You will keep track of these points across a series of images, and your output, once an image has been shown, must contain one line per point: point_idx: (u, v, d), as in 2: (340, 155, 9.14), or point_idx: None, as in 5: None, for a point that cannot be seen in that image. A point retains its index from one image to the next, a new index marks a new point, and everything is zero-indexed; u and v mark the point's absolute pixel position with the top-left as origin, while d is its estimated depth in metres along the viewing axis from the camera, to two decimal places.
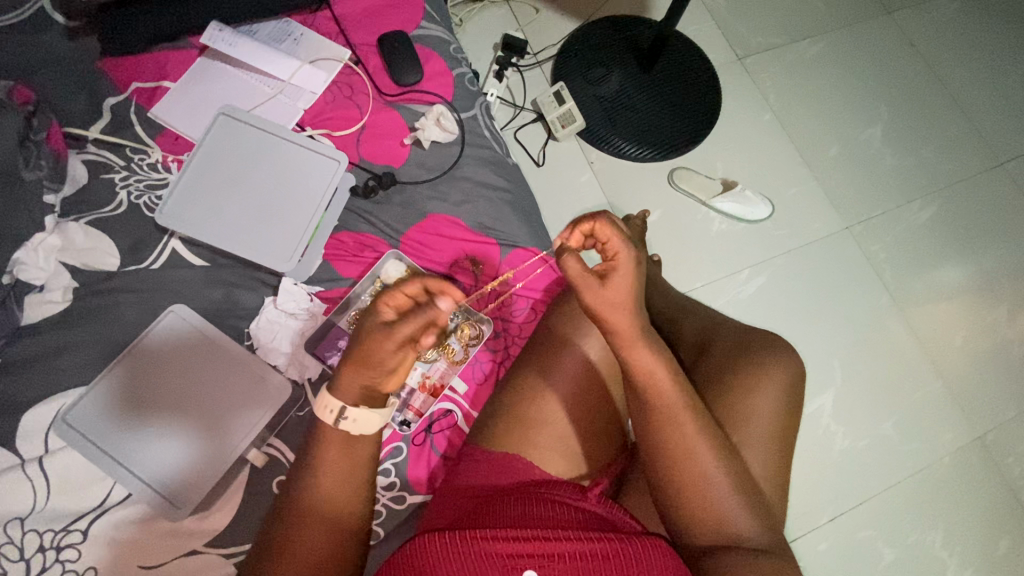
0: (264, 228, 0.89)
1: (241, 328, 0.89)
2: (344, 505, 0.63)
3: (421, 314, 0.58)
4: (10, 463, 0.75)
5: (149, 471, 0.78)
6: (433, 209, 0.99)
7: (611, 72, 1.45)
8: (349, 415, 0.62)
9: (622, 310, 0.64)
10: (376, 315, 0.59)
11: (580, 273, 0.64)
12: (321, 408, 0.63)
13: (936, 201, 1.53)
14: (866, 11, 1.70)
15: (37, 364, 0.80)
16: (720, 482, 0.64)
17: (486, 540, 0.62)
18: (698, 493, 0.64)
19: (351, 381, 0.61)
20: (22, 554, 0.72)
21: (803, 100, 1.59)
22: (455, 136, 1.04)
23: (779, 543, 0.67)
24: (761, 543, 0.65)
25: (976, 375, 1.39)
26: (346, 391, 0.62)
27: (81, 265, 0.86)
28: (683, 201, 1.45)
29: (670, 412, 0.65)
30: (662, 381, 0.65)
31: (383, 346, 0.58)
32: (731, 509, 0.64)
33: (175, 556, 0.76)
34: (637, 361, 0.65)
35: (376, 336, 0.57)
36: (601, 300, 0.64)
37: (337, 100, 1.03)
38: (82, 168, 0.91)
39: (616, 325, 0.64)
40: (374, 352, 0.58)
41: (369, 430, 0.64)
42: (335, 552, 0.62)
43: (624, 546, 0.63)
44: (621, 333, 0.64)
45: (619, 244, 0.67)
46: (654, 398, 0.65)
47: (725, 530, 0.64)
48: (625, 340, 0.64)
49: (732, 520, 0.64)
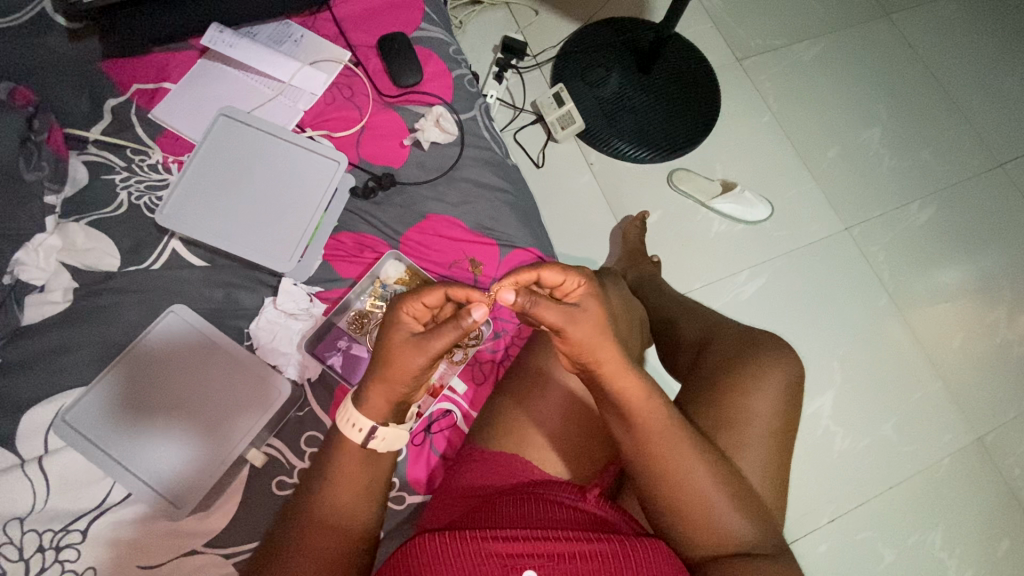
0: (265, 229, 0.89)
1: (241, 328, 0.89)
2: (353, 511, 0.64)
3: (455, 324, 0.57)
4: (11, 463, 0.76)
5: (149, 472, 0.78)
6: (432, 210, 1.00)
7: (610, 74, 1.45)
8: (379, 435, 0.63)
9: (605, 348, 0.61)
10: (402, 327, 0.60)
11: (560, 319, 0.59)
12: (346, 425, 0.63)
13: (935, 202, 1.54)
14: (865, 12, 1.71)
15: (37, 363, 0.80)
16: (712, 488, 0.65)
17: (484, 540, 0.62)
18: (690, 498, 0.64)
19: (379, 401, 0.62)
20: (22, 554, 0.72)
21: (802, 101, 1.59)
22: (454, 137, 1.04)
23: (776, 546, 0.67)
24: (757, 549, 0.65)
25: (975, 376, 1.39)
26: (374, 409, 0.62)
27: (81, 265, 0.87)
28: (683, 203, 1.46)
29: (659, 437, 0.65)
30: (646, 406, 0.65)
31: (416, 362, 0.58)
32: (725, 512, 0.64)
33: (174, 556, 0.76)
34: (624, 390, 0.64)
35: (404, 351, 0.58)
36: (588, 339, 0.60)
37: (337, 101, 1.03)
38: (82, 169, 0.92)
39: (603, 361, 0.62)
40: (407, 371, 0.59)
41: (396, 446, 0.65)
42: (338, 559, 0.62)
43: (623, 547, 0.63)
44: (609, 366, 0.62)
45: (581, 280, 0.62)
46: (639, 421, 0.65)
47: (720, 536, 0.64)
48: (614, 373, 0.63)
49: (729, 523, 0.64)
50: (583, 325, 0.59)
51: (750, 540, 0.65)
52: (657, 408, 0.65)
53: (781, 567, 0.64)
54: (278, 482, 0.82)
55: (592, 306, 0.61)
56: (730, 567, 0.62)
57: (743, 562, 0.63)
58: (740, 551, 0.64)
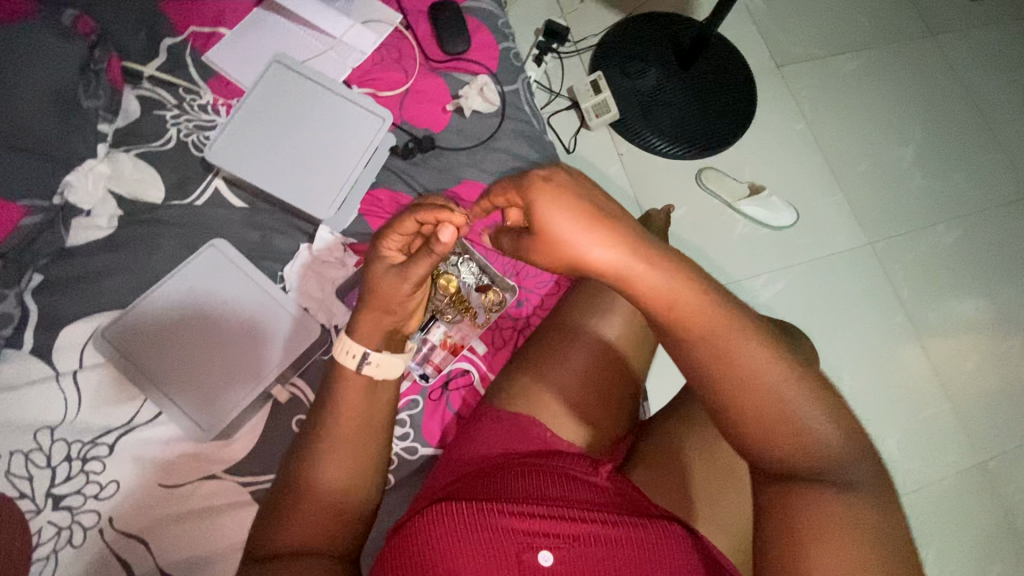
0: (306, 176, 0.91)
1: (273, 270, 0.91)
2: (364, 450, 0.67)
3: (429, 250, 0.62)
4: (45, 375, 0.79)
5: (181, 396, 0.80)
6: (467, 176, 1.01)
7: (649, 67, 1.46)
8: (371, 361, 0.66)
9: (589, 248, 0.50)
10: (382, 260, 0.65)
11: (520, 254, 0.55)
12: (342, 355, 0.67)
13: (961, 225, 1.53)
14: (908, 30, 1.70)
15: (81, 284, 0.84)
16: (779, 374, 0.52)
17: (501, 515, 0.65)
18: (759, 392, 0.51)
19: (369, 328, 0.66)
20: (49, 462, 0.75)
21: (836, 113, 1.60)
22: (495, 108, 1.06)
23: (868, 476, 0.51)
24: (849, 473, 0.51)
25: (983, 401, 1.39)
26: (370, 334, 0.66)
27: (127, 194, 0.89)
28: (708, 202, 1.47)
29: (702, 339, 0.52)
30: (681, 302, 0.52)
31: (398, 289, 0.63)
32: (799, 407, 0.51)
33: (194, 479, 0.79)
34: (646, 290, 0.52)
35: (390, 279, 0.63)
36: (581, 249, 0.50)
37: (385, 61, 1.04)
38: (135, 104, 0.94)
39: (602, 261, 0.51)
40: (392, 298, 0.64)
41: (394, 373, 0.68)
42: (351, 493, 0.65)
43: (636, 532, 0.65)
44: (610, 269, 0.51)
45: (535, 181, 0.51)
46: (670, 315, 0.52)
47: (801, 437, 0.51)
48: (622, 273, 0.51)
49: (808, 424, 0.51)
50: (549, 255, 0.52)
51: (837, 446, 0.51)
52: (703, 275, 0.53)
53: (879, 497, 0.50)
54: (297, 421, 0.84)
55: (548, 196, 0.50)
56: (811, 501, 0.49)
57: (817, 494, 0.50)
58: (825, 463, 0.51)
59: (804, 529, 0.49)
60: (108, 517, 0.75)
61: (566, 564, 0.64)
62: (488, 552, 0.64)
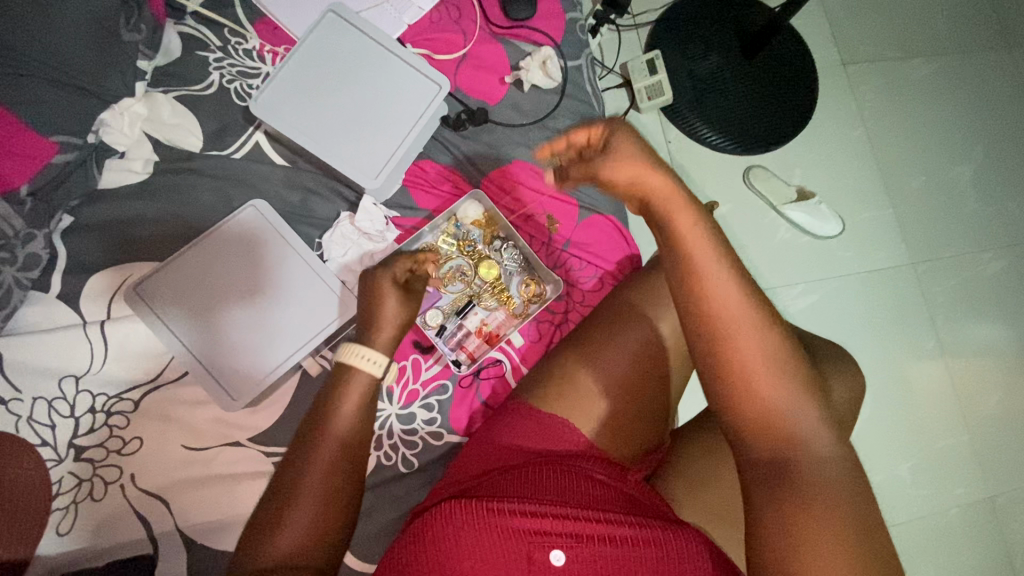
0: (353, 140, 0.85)
1: (310, 235, 0.87)
2: (354, 426, 0.67)
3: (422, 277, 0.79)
4: (72, 322, 0.76)
5: (223, 368, 0.78)
6: (517, 156, 0.96)
7: (711, 50, 1.36)
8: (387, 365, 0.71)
9: (654, 175, 0.55)
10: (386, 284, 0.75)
11: (589, 173, 0.58)
12: (357, 359, 0.69)
13: (1009, 255, 1.47)
14: (987, 40, 1.59)
15: (112, 230, 0.80)
16: (784, 361, 0.53)
17: (509, 515, 0.64)
18: (755, 380, 0.52)
19: (379, 339, 0.72)
20: (73, 412, 0.74)
21: (899, 122, 1.51)
22: (556, 84, 0.99)
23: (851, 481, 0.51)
24: (828, 471, 0.51)
25: (1001, 436, 1.37)
26: (381, 346, 0.72)
27: (163, 139, 0.85)
28: (753, 202, 1.41)
29: (720, 290, 0.54)
30: (700, 244, 0.55)
31: (404, 305, 0.74)
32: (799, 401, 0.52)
33: (219, 444, 0.78)
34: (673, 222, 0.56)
35: (398, 297, 0.74)
36: (639, 175, 0.56)
37: (443, 21, 0.97)
38: (176, 41, 0.88)
39: (656, 187, 0.56)
40: (398, 312, 0.74)
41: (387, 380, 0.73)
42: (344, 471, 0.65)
43: (657, 536, 0.63)
44: (661, 194, 0.56)
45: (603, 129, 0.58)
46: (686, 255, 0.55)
47: (785, 427, 0.52)
48: (666, 194, 0.56)
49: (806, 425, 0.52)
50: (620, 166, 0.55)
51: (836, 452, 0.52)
52: (722, 250, 0.55)
53: (871, 507, 0.50)
54: None
55: (621, 133, 0.57)
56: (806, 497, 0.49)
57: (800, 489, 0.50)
58: (820, 467, 0.51)
59: (798, 536, 0.48)
60: (129, 473, 0.74)
61: (578, 562, 0.62)
62: (496, 551, 0.63)
